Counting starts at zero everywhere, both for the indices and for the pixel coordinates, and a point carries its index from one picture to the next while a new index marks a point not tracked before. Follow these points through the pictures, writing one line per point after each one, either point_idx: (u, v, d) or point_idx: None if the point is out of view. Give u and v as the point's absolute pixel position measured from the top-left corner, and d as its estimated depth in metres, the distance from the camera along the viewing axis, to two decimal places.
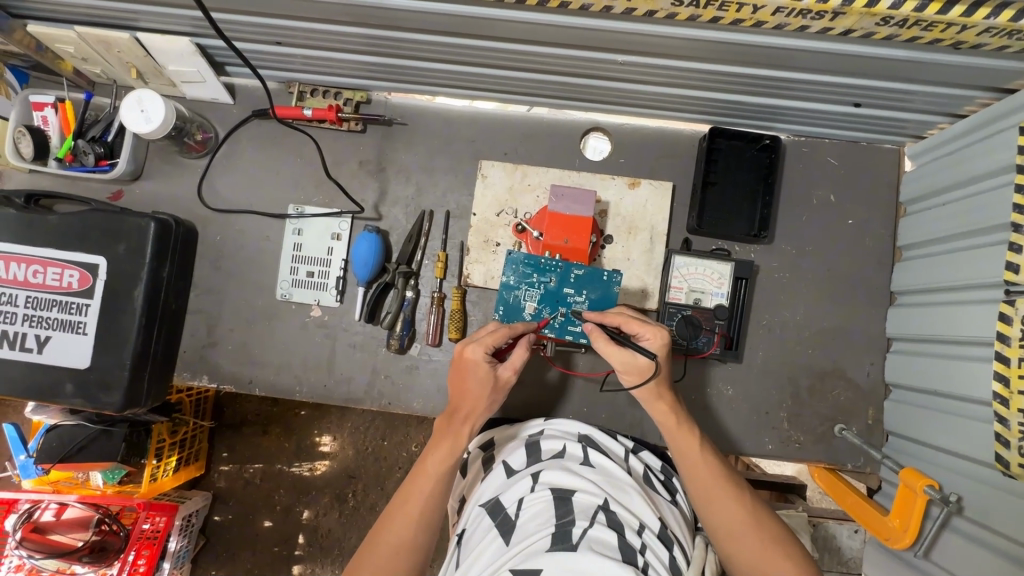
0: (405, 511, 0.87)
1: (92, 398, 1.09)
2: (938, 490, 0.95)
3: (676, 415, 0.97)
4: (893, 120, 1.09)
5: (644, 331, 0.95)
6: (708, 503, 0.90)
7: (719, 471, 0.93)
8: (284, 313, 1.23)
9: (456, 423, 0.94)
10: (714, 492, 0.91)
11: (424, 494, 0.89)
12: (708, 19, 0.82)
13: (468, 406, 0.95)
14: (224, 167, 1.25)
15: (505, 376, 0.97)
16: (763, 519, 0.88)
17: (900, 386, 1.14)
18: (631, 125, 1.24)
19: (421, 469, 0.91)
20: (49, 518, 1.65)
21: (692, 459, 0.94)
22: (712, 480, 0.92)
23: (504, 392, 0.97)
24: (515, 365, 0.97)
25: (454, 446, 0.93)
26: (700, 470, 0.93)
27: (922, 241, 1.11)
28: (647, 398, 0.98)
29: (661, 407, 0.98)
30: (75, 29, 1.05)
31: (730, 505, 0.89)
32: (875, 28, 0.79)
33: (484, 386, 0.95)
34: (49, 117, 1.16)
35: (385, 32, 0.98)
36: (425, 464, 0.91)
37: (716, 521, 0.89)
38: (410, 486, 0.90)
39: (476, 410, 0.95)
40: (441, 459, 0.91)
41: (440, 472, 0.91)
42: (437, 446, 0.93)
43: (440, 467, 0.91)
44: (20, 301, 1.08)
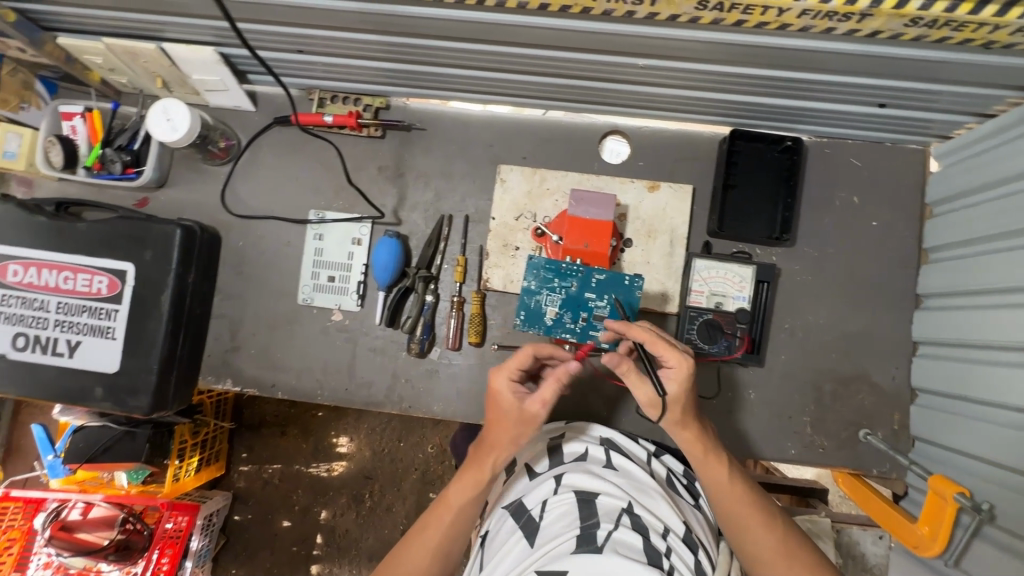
0: (424, 541, 0.89)
1: (121, 402, 1.11)
2: (968, 497, 0.93)
3: (704, 444, 0.93)
4: (919, 121, 1.07)
5: (672, 355, 0.89)
6: (739, 532, 0.89)
7: (748, 498, 0.91)
8: (306, 318, 1.25)
9: (480, 458, 0.92)
10: (746, 521, 0.89)
11: (443, 525, 0.90)
12: (731, 23, 0.82)
13: (493, 440, 0.92)
14: (246, 174, 1.27)
15: (533, 410, 0.90)
16: (796, 546, 0.88)
17: (926, 390, 1.12)
18: (649, 128, 1.23)
19: (443, 499, 0.92)
20: (76, 517, 1.67)
21: (721, 489, 0.92)
22: (743, 509, 0.90)
23: (532, 426, 0.91)
24: (545, 398, 0.89)
25: (475, 481, 0.91)
26: (730, 499, 0.91)
27: (950, 244, 1.09)
28: (672, 429, 0.93)
29: (687, 436, 0.93)
30: (103, 41, 1.07)
31: (763, 534, 0.88)
32: (903, 29, 0.78)
33: (507, 421, 0.91)
34: (78, 127, 1.19)
35: (405, 39, 0.99)
36: (447, 495, 0.91)
37: (748, 549, 0.89)
38: (431, 514, 0.92)
39: (500, 447, 0.91)
40: (461, 493, 0.91)
41: (460, 505, 0.91)
42: (460, 479, 0.92)
43: (460, 501, 0.91)
44: (52, 307, 1.11)
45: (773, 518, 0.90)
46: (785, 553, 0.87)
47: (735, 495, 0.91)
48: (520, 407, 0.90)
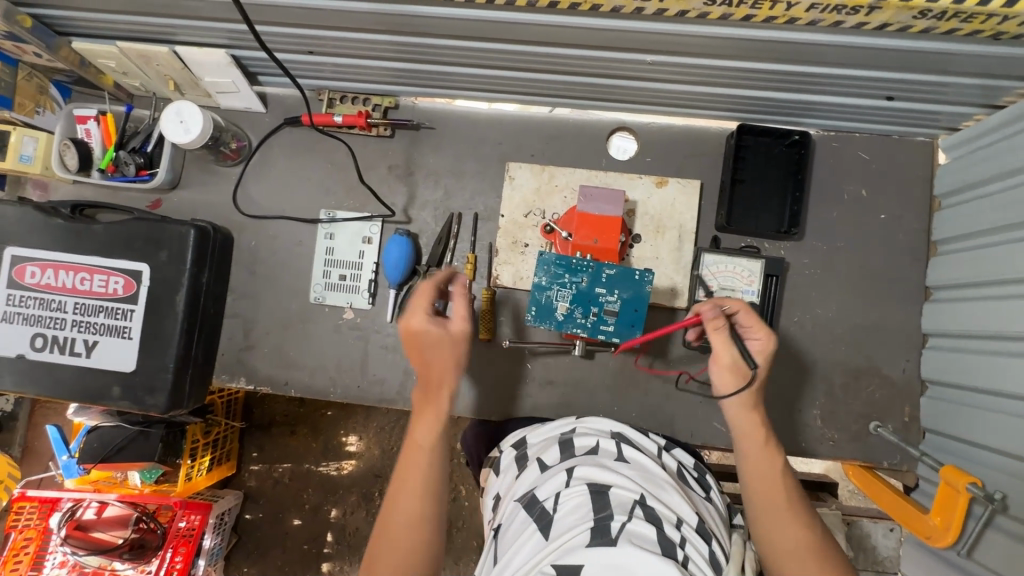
0: (407, 490, 0.90)
1: (138, 400, 1.12)
2: (981, 486, 0.92)
3: (764, 431, 0.98)
4: (927, 113, 1.08)
5: (765, 332, 1.02)
6: (768, 527, 0.90)
7: (787, 495, 0.92)
8: (318, 316, 1.26)
9: (430, 396, 0.97)
10: (779, 517, 0.90)
11: (418, 468, 0.91)
12: (740, 18, 0.82)
13: (436, 376, 0.98)
14: (258, 174, 1.29)
15: (459, 328, 1.01)
16: (825, 550, 0.87)
17: (937, 382, 1.12)
18: (657, 124, 1.24)
19: (409, 445, 0.94)
20: (91, 516, 1.71)
21: (761, 479, 0.94)
22: (778, 504, 0.91)
23: (461, 349, 1.00)
24: (462, 313, 1.02)
25: (435, 416, 0.96)
26: (770, 492, 0.93)
27: (959, 235, 1.09)
28: (738, 405, 1.00)
29: (753, 417, 1.00)
30: (118, 45, 1.09)
31: (792, 531, 0.88)
32: (911, 21, 0.79)
33: (444, 345, 0.99)
34: (91, 130, 1.21)
35: (415, 38, 1.00)
36: (413, 439, 0.94)
37: (775, 545, 0.88)
38: (404, 466, 0.93)
39: (444, 375, 0.98)
40: (426, 432, 0.94)
41: (430, 443, 0.94)
42: (419, 423, 0.96)
43: (427, 439, 0.94)
44: (69, 308, 1.12)
45: (806, 519, 0.90)
46: (813, 555, 0.86)
47: (775, 489, 0.93)
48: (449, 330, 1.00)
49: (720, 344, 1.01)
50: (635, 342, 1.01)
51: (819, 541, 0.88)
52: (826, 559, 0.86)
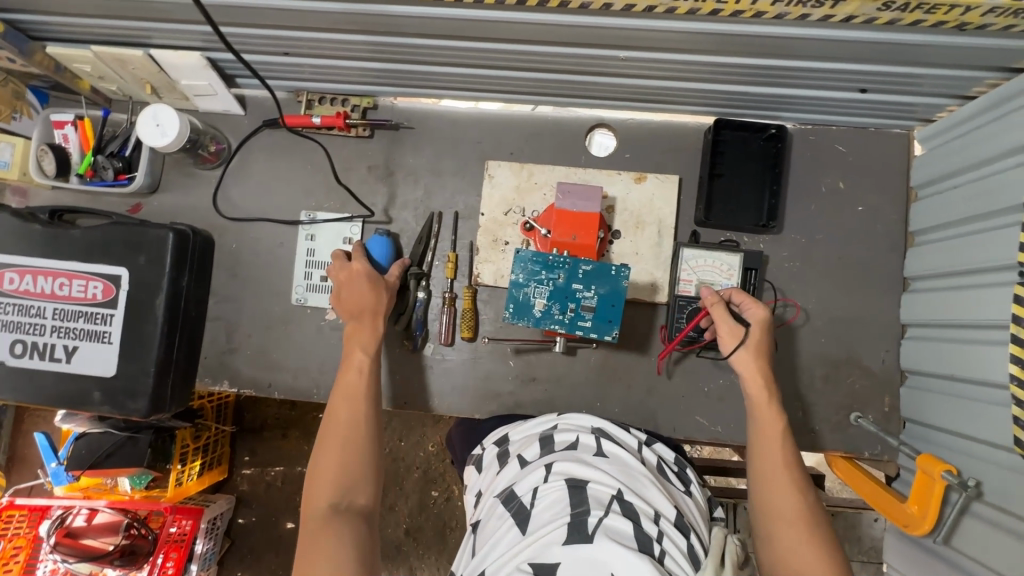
0: (346, 394, 1.02)
1: (119, 405, 1.12)
2: (956, 474, 0.94)
3: (770, 397, 0.99)
4: (901, 105, 1.08)
5: (754, 303, 1.05)
6: (763, 486, 0.91)
7: (787, 457, 0.93)
8: (300, 318, 1.26)
9: (361, 316, 1.09)
10: (775, 477, 0.91)
11: (355, 377, 1.04)
12: (708, 12, 0.83)
13: (369, 307, 1.09)
14: (237, 177, 1.28)
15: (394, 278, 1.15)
16: (816, 515, 0.87)
17: (915, 372, 1.13)
18: (636, 120, 1.24)
19: (346, 362, 1.06)
20: (82, 523, 1.68)
21: (764, 440, 0.95)
22: (778, 465, 0.92)
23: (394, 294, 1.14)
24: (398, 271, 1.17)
25: (368, 333, 1.08)
26: (771, 452, 0.94)
27: (935, 226, 1.10)
28: (743, 367, 1.01)
29: (759, 382, 1.00)
30: (92, 49, 1.09)
31: (786, 491, 0.89)
32: (877, 13, 0.79)
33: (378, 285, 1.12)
34: (69, 135, 1.21)
35: (389, 38, 1.00)
36: (348, 354, 1.06)
37: (767, 505, 0.89)
38: (342, 377, 1.05)
39: (374, 298, 1.09)
40: (359, 346, 1.06)
41: (362, 355, 1.06)
42: (353, 339, 1.07)
43: (359, 352, 1.06)
44: (48, 314, 1.12)
45: (803, 484, 0.90)
46: (803, 517, 0.86)
47: (776, 451, 0.94)
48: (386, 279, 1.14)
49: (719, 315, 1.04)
50: (613, 337, 1.01)
51: (812, 506, 0.88)
52: (817, 522, 0.86)
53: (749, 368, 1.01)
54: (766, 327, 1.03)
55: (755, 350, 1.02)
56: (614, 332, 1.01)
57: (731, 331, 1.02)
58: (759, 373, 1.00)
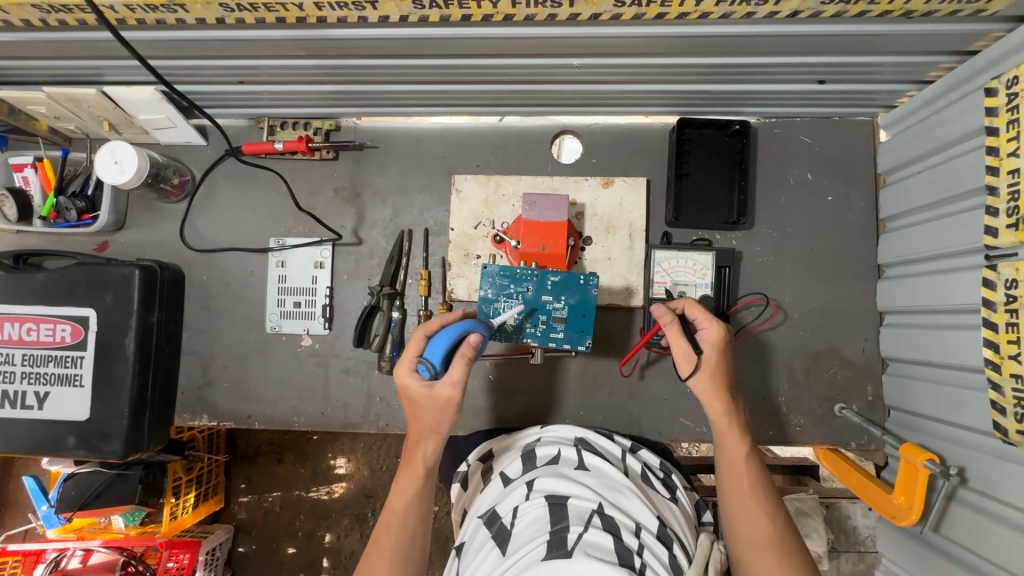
0: (380, 557, 0.87)
1: (95, 449, 1.10)
2: (939, 464, 0.93)
3: (731, 418, 0.97)
4: (862, 94, 1.08)
5: (713, 321, 1.00)
6: (736, 512, 0.90)
7: (752, 480, 0.92)
8: (276, 346, 1.25)
9: (410, 456, 0.94)
10: (744, 501, 0.90)
11: (395, 534, 0.89)
12: (653, 16, 0.82)
13: (432, 414, 0.93)
14: (204, 208, 1.27)
15: (444, 393, 0.92)
16: (787, 538, 0.86)
17: (895, 359, 1.12)
18: (599, 125, 1.24)
19: (387, 513, 0.92)
20: (77, 565, 1.66)
21: (730, 463, 0.94)
22: (745, 486, 0.92)
23: (447, 409, 0.92)
24: (454, 380, 0.92)
25: (413, 479, 0.93)
26: (739, 477, 0.93)
27: (904, 212, 1.09)
28: (702, 392, 0.99)
29: (716, 406, 0.98)
30: (43, 90, 1.07)
31: (756, 515, 0.88)
32: (821, 7, 0.78)
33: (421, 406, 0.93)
34: (30, 177, 1.20)
35: (339, 60, 0.99)
36: (390, 506, 0.92)
37: (737, 530, 0.88)
38: (379, 534, 0.90)
39: (426, 439, 0.93)
40: (404, 497, 0.92)
41: (405, 507, 0.91)
42: (400, 482, 0.93)
43: (404, 503, 0.91)
44: (17, 360, 1.10)
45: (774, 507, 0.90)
46: (775, 540, 0.86)
47: (745, 477, 0.93)
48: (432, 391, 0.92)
49: (676, 337, 1.00)
50: (586, 347, 1.01)
51: (783, 525, 0.88)
52: (790, 544, 0.86)
53: (710, 390, 0.99)
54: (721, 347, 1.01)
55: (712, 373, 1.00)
56: (587, 342, 1.01)
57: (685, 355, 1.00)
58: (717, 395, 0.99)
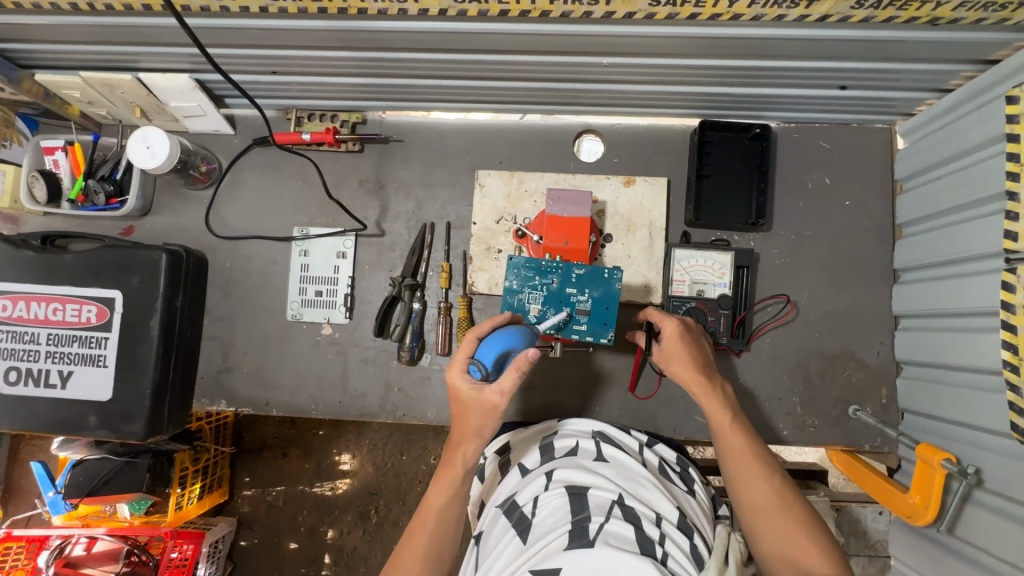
0: (413, 552, 0.88)
1: (116, 429, 1.11)
2: (956, 462, 0.94)
3: (710, 390, 0.98)
4: (883, 100, 1.10)
5: (663, 316, 1.05)
6: (738, 483, 0.89)
7: (747, 446, 0.92)
8: (296, 334, 1.26)
9: (452, 455, 0.94)
10: (743, 470, 0.89)
11: (429, 532, 0.90)
12: (686, 17, 0.84)
13: (480, 419, 0.91)
14: (229, 196, 1.29)
15: (493, 399, 0.90)
16: (790, 501, 0.86)
17: (910, 362, 1.14)
18: (622, 125, 1.26)
19: (424, 509, 0.92)
20: (80, 552, 1.65)
21: (722, 434, 0.94)
22: (743, 456, 0.91)
23: (494, 415, 0.90)
24: (503, 386, 0.89)
25: (453, 478, 0.93)
26: (733, 446, 0.92)
27: (922, 218, 1.11)
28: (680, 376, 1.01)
29: (692, 382, 0.99)
30: (80, 75, 1.09)
31: (758, 483, 0.87)
32: (851, 12, 0.81)
33: (471, 412, 0.92)
34: (60, 161, 1.21)
35: (373, 53, 1.01)
36: (427, 503, 0.92)
37: (744, 501, 0.87)
38: (413, 528, 0.91)
39: (470, 440, 0.92)
40: (442, 494, 0.92)
41: (442, 505, 0.91)
42: (439, 479, 0.94)
43: (441, 502, 0.92)
44: (42, 340, 1.11)
45: (773, 471, 0.89)
46: (780, 505, 0.85)
47: (738, 444, 0.92)
48: (481, 395, 0.91)
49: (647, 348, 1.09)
50: (608, 339, 1.02)
51: (785, 489, 0.87)
52: (797, 507, 0.85)
53: (687, 371, 1.00)
54: (685, 335, 1.03)
55: (680, 357, 1.02)
56: (609, 335, 1.02)
57: (661, 358, 1.05)
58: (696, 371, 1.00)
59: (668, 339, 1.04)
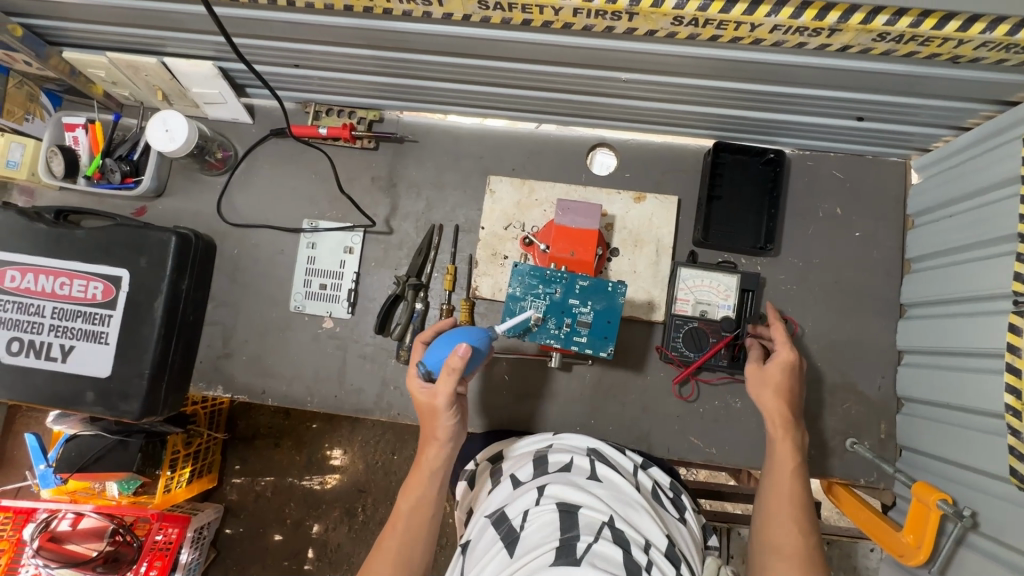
0: (382, 557, 0.88)
1: (112, 407, 1.12)
2: (951, 504, 0.93)
3: (786, 429, 0.98)
4: (898, 134, 1.10)
5: (786, 343, 1.04)
6: (767, 521, 0.91)
7: (795, 494, 0.93)
8: (298, 325, 1.26)
9: (416, 460, 0.96)
10: (781, 512, 0.91)
11: (397, 537, 0.90)
12: (707, 38, 0.84)
13: (434, 420, 0.95)
14: (243, 183, 1.30)
15: (434, 401, 0.93)
16: (812, 555, 0.86)
17: (911, 399, 1.13)
18: (636, 141, 1.26)
19: (394, 516, 0.93)
20: (66, 527, 1.64)
21: (776, 473, 0.96)
22: (783, 501, 0.92)
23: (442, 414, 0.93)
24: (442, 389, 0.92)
25: (420, 482, 0.94)
26: (780, 487, 0.94)
27: (930, 254, 1.11)
28: (762, 401, 1.01)
29: (773, 416, 0.99)
30: (107, 55, 1.11)
31: (787, 528, 0.89)
32: (872, 44, 0.81)
33: (424, 415, 0.95)
34: (80, 138, 1.23)
35: (394, 53, 1.02)
36: (397, 509, 0.93)
37: (767, 539, 0.90)
38: (384, 535, 0.91)
39: (431, 443, 0.95)
40: (408, 499, 0.93)
41: (410, 510, 0.92)
42: (408, 486, 0.95)
43: (409, 507, 0.92)
44: (47, 313, 1.12)
45: (808, 525, 0.90)
46: (800, 556, 0.86)
47: (785, 488, 0.94)
48: (427, 398, 0.94)
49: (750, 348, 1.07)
50: (608, 353, 1.02)
51: (811, 545, 0.87)
52: (814, 563, 0.86)
53: (773, 399, 1.00)
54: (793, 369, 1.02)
55: (777, 386, 1.01)
56: (609, 348, 1.02)
57: (758, 373, 1.03)
58: (780, 403, 1.00)
59: (781, 363, 1.02)
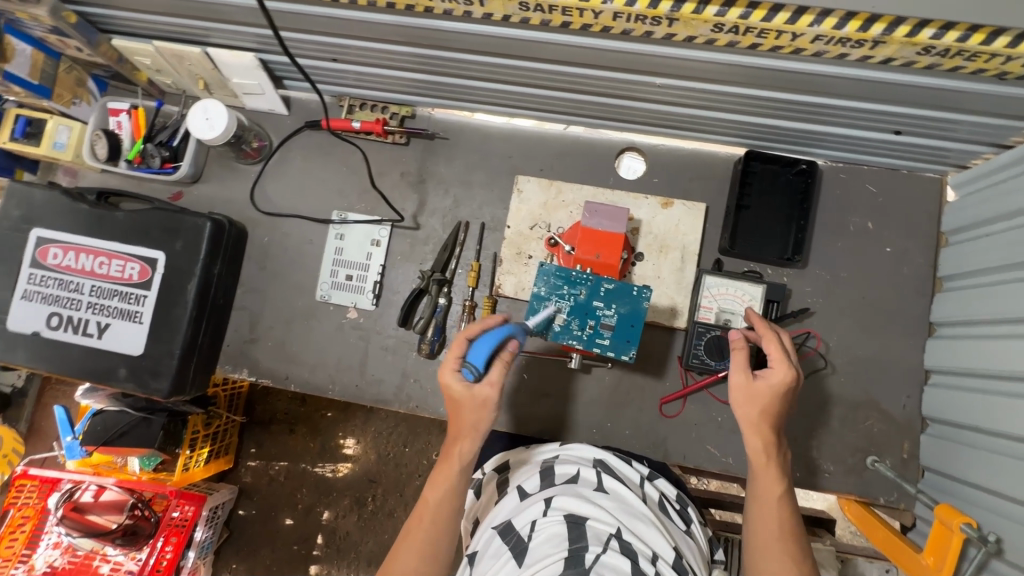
0: (410, 547, 0.89)
1: (142, 384, 1.16)
2: (975, 527, 0.91)
3: (769, 454, 0.94)
4: (937, 150, 1.08)
5: (781, 363, 0.94)
6: (759, 555, 0.89)
7: (784, 523, 0.90)
8: (323, 314, 1.29)
9: (447, 454, 0.95)
10: (770, 545, 0.89)
11: (425, 529, 0.90)
12: (747, 46, 0.84)
13: (474, 416, 0.94)
14: (276, 173, 1.33)
15: (483, 393, 0.94)
16: None
17: (937, 420, 1.11)
18: (666, 146, 1.26)
19: (420, 505, 0.93)
20: (88, 499, 1.68)
21: (763, 503, 0.92)
22: (773, 532, 0.90)
23: (487, 410, 0.94)
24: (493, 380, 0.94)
25: (449, 474, 0.94)
26: (769, 517, 0.91)
27: (964, 273, 1.09)
28: (744, 422, 0.96)
29: (757, 441, 0.94)
30: (153, 44, 1.15)
31: (779, 563, 0.87)
32: (916, 57, 0.79)
33: (463, 408, 0.94)
34: (123, 123, 1.27)
35: (431, 51, 1.03)
36: (424, 500, 0.93)
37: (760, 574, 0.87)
38: (411, 524, 0.92)
39: (465, 437, 0.94)
40: (437, 491, 0.93)
41: (437, 502, 0.92)
42: (435, 477, 0.94)
43: (438, 499, 0.92)
44: (86, 290, 1.16)
45: (802, 557, 0.88)
46: None
47: (773, 518, 0.91)
48: (472, 393, 0.94)
49: (738, 360, 0.98)
50: (629, 357, 1.02)
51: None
52: None
53: (756, 420, 0.94)
54: (786, 389, 0.95)
55: (762, 407, 0.95)
56: (631, 352, 1.02)
57: (744, 389, 0.96)
58: (762, 423, 0.95)
59: (769, 383, 0.95)
